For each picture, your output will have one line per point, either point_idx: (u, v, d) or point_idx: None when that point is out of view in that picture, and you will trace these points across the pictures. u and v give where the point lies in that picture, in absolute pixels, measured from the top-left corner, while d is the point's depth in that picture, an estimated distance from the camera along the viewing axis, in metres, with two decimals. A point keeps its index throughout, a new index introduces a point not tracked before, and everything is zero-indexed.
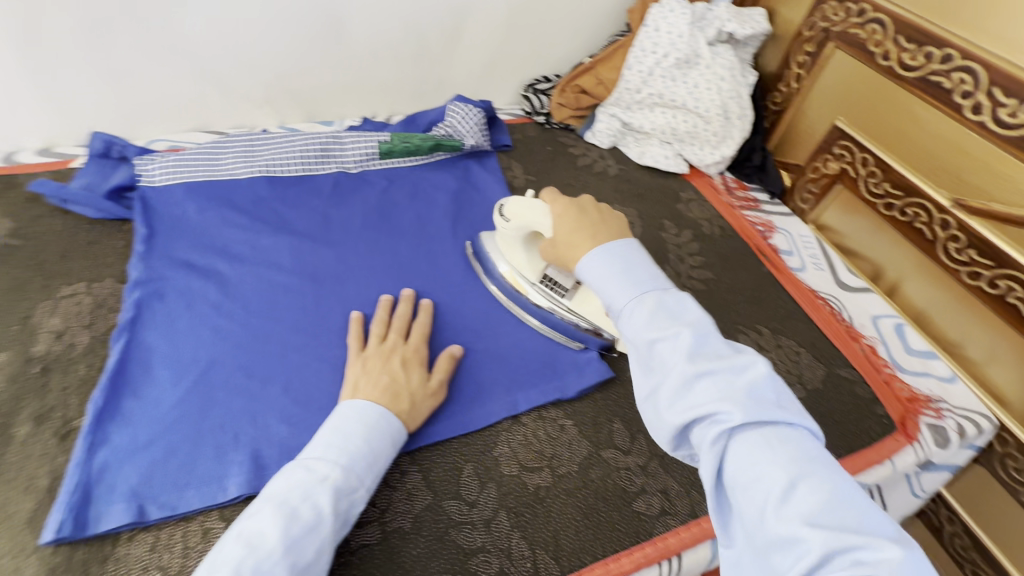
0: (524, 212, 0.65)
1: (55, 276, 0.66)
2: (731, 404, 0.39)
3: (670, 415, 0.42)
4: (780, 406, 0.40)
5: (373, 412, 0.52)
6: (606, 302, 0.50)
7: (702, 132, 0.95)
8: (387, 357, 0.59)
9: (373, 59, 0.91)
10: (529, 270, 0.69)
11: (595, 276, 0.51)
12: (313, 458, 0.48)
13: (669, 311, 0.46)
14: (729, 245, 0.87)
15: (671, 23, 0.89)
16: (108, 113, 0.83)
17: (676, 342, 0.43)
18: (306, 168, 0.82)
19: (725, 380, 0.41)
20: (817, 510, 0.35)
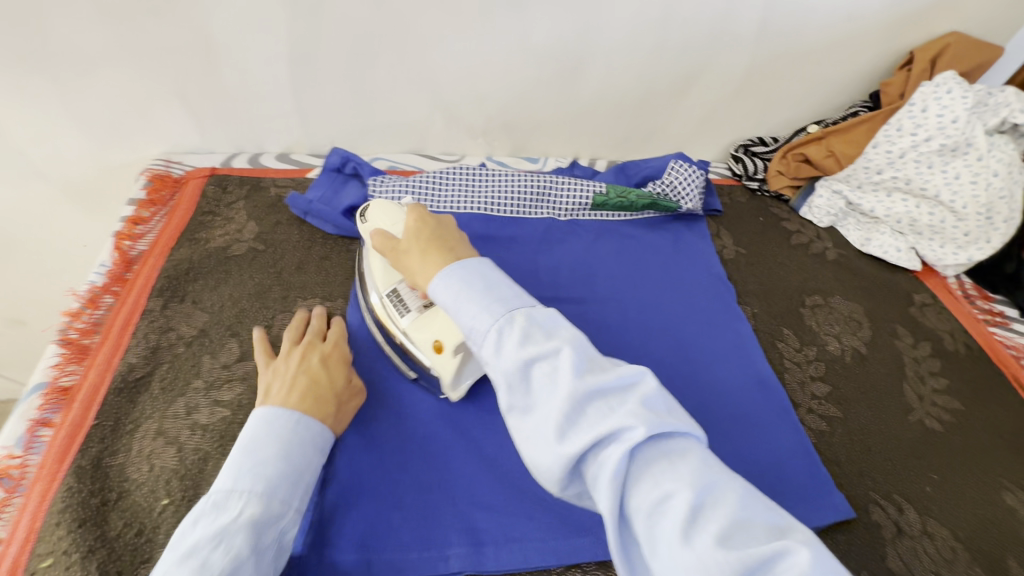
0: (386, 214, 0.61)
1: (294, 289, 0.68)
2: (634, 423, 0.36)
3: (564, 447, 0.36)
4: (668, 413, 0.38)
5: (287, 423, 0.49)
6: (466, 330, 0.44)
7: (951, 228, 0.83)
8: (305, 356, 0.57)
9: (594, 103, 0.88)
10: (378, 282, 0.60)
11: (449, 300, 0.45)
12: (223, 491, 0.44)
13: (542, 327, 0.41)
14: (979, 371, 0.74)
15: (945, 103, 0.78)
16: (342, 128, 0.87)
17: (556, 360, 0.39)
18: (522, 210, 0.81)
19: (613, 403, 0.38)
20: (725, 531, 0.32)
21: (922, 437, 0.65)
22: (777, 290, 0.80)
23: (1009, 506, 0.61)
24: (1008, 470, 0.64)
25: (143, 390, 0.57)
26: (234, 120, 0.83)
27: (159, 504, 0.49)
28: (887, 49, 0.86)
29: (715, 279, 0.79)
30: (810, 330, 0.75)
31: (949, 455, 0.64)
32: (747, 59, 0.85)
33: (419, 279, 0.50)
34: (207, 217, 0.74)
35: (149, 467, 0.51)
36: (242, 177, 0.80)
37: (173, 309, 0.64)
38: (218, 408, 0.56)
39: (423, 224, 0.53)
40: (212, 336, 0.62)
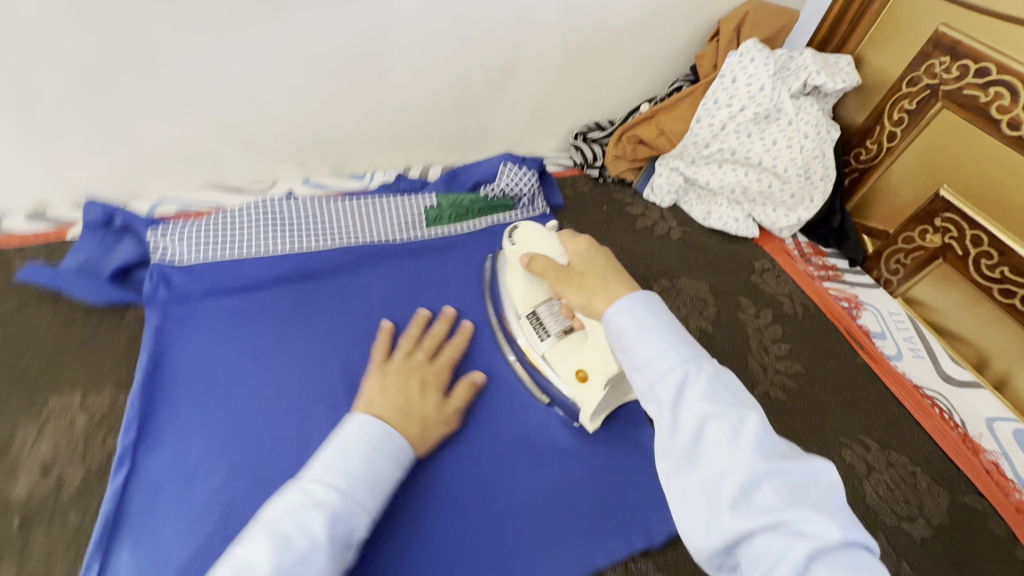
0: (534, 237, 0.63)
1: (42, 385, 0.55)
2: (816, 516, 0.34)
3: (731, 521, 0.35)
4: (848, 515, 0.35)
5: (379, 433, 0.48)
6: (634, 363, 0.43)
7: (778, 192, 0.85)
8: (408, 375, 0.57)
9: (412, 108, 0.80)
10: (520, 302, 0.64)
11: (625, 329, 0.45)
12: (310, 481, 0.44)
13: (726, 386, 0.41)
14: (816, 328, 0.76)
15: (751, 73, 0.79)
16: (108, 171, 0.72)
17: (741, 427, 0.38)
18: (343, 239, 0.71)
19: (799, 490, 0.36)
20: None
21: (768, 411, 0.66)
22: None
23: (848, 464, 0.63)
24: (843, 425, 0.66)
25: None
26: None
27: None
28: (695, 23, 0.86)
29: None
30: None
31: (793, 424, 0.65)
32: (562, 45, 0.81)
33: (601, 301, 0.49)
34: None
35: None
36: None
37: None
38: None
39: (594, 251, 0.55)
40: None
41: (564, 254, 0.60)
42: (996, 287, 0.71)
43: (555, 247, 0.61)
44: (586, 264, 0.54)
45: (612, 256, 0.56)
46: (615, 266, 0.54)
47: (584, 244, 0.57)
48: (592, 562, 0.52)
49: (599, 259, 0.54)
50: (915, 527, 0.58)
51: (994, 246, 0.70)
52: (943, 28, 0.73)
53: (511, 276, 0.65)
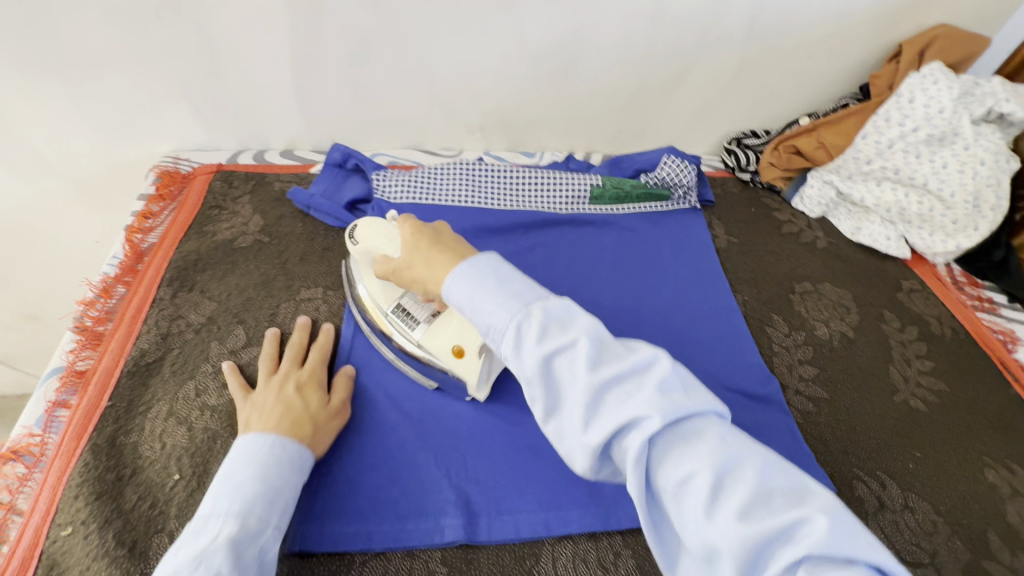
0: (372, 238, 0.58)
1: (298, 278, 0.71)
2: (649, 412, 0.36)
3: (588, 439, 0.37)
4: (686, 396, 0.38)
5: (263, 445, 0.48)
6: (483, 328, 0.43)
7: (940, 217, 0.84)
8: (281, 386, 0.56)
9: (589, 98, 0.90)
10: (382, 298, 0.61)
11: (464, 299, 0.44)
12: (204, 518, 0.43)
13: (557, 319, 0.41)
14: (965, 353, 0.76)
15: (932, 95, 0.80)
16: (344, 125, 0.89)
17: (574, 353, 0.39)
18: (521, 203, 0.83)
19: (633, 388, 0.38)
20: (747, 501, 0.33)
21: (907, 418, 0.67)
22: (767, 277, 0.82)
23: (990, 483, 0.63)
24: (987, 446, 0.66)
25: (155, 374, 0.60)
26: (241, 119, 0.86)
27: (172, 480, 0.52)
28: (876, 43, 0.88)
29: (710, 268, 0.81)
30: (799, 315, 0.78)
31: (933, 435, 0.66)
32: (738, 54, 0.87)
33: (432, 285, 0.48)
34: (214, 211, 0.77)
35: (161, 446, 0.54)
36: (248, 172, 0.83)
37: (182, 299, 0.67)
38: (226, 391, 0.59)
39: (419, 229, 0.51)
40: (219, 324, 0.65)
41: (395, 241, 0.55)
42: None
43: (389, 238, 0.57)
44: (413, 245, 0.50)
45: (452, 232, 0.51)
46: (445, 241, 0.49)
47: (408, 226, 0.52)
48: None
49: (425, 235, 0.50)
50: None
51: None
52: None
53: (373, 286, 0.61)
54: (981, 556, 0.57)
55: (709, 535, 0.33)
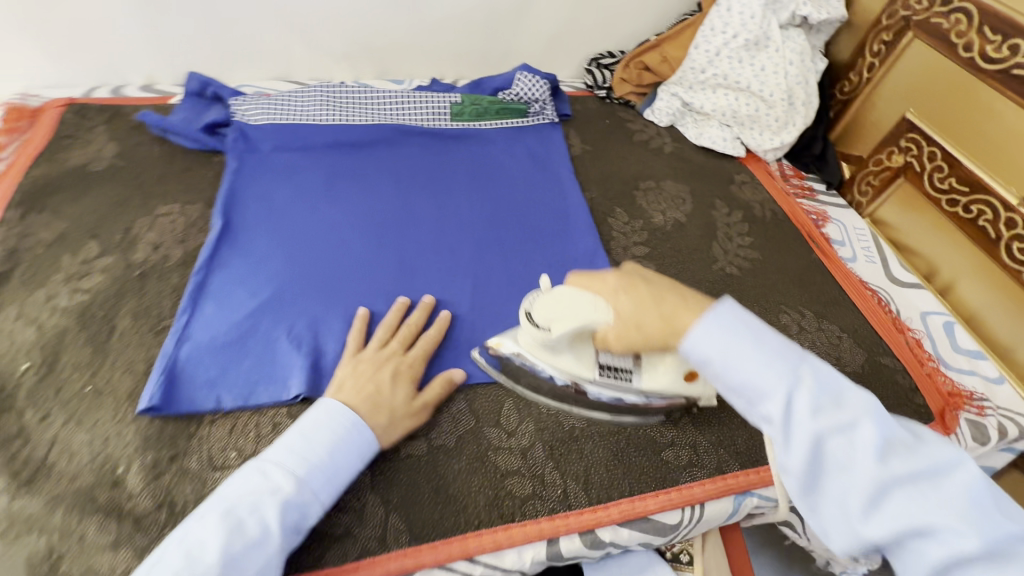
0: (563, 310, 0.53)
1: (154, 196, 0.73)
2: (861, 422, 0.41)
3: (866, 530, 0.39)
4: (914, 449, 0.41)
5: (343, 425, 0.51)
6: (729, 383, 0.45)
7: (764, 116, 0.95)
8: (381, 365, 0.58)
9: (447, 22, 0.95)
10: (574, 360, 0.56)
11: (712, 353, 0.45)
12: (272, 462, 0.49)
13: (827, 392, 0.42)
14: (779, 230, 0.87)
15: (744, 3, 0.90)
16: (202, 56, 0.90)
17: (852, 437, 0.40)
18: (381, 120, 0.87)
19: (926, 487, 0.39)
20: (947, 543, 0.37)
21: (721, 280, 0.77)
22: (614, 179, 0.90)
23: (783, 324, 0.74)
24: (786, 297, 0.77)
25: (3, 283, 0.62)
26: (91, 53, 0.86)
27: (21, 367, 0.55)
28: None
29: (561, 174, 0.88)
30: (640, 207, 0.86)
31: (740, 292, 0.77)
32: None
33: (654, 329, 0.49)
34: (66, 140, 0.78)
35: (10, 342, 0.57)
36: (102, 105, 0.83)
37: (31, 220, 0.68)
38: (77, 294, 0.62)
39: (637, 287, 0.51)
40: (72, 239, 0.67)
41: (597, 302, 0.52)
42: (943, 197, 0.80)
43: (589, 304, 0.52)
44: (631, 309, 0.51)
45: (649, 279, 0.52)
46: (666, 296, 0.50)
47: (613, 284, 0.53)
48: None
49: (645, 295, 0.51)
50: None
51: (944, 158, 0.79)
52: None
53: (545, 353, 0.56)
54: None
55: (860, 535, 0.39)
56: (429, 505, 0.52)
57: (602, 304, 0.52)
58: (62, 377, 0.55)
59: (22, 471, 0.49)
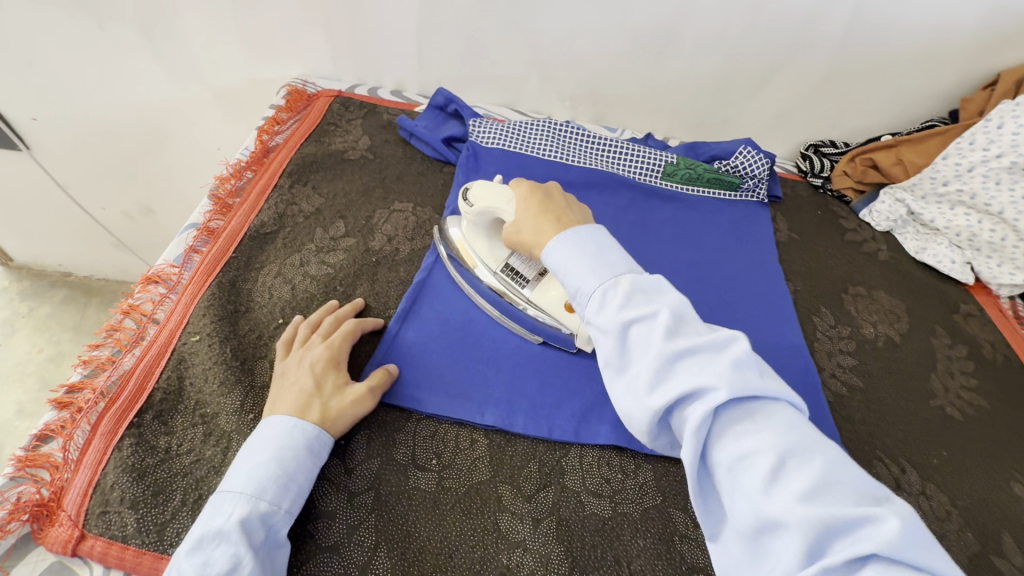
0: (488, 196, 0.64)
1: (393, 192, 0.81)
2: (717, 383, 0.38)
3: (652, 401, 0.40)
4: (764, 382, 0.40)
5: (283, 427, 0.49)
6: (572, 289, 0.49)
7: (1011, 247, 0.84)
8: (304, 361, 0.55)
9: (678, 85, 0.96)
10: (491, 257, 0.66)
11: (559, 262, 0.51)
12: (222, 492, 0.45)
13: (643, 291, 0.45)
14: (1011, 379, 0.76)
15: (1022, 123, 0.80)
16: (450, 74, 0.99)
17: (652, 323, 0.42)
18: (598, 165, 0.89)
19: (758, 417, 0.38)
20: (807, 490, 0.34)
21: (939, 419, 0.69)
22: (822, 275, 0.85)
23: (1014, 494, 0.63)
24: (1022, 465, 0.66)
25: (270, 241, 0.70)
26: (364, 56, 0.98)
27: (275, 321, 0.62)
28: (972, 69, 0.89)
29: (767, 256, 0.84)
30: (848, 313, 0.80)
31: (962, 439, 0.67)
32: (830, 59, 0.90)
33: (533, 240, 0.56)
34: (330, 126, 0.88)
35: (269, 295, 0.64)
36: (362, 101, 0.94)
37: (296, 190, 0.77)
38: (324, 266, 0.69)
39: (534, 190, 0.60)
40: (325, 215, 0.75)
41: (510, 199, 0.62)
42: None
43: (505, 198, 0.63)
44: (524, 211, 0.59)
45: (555, 190, 0.61)
46: (551, 207, 0.57)
47: (522, 190, 0.61)
48: None
49: (535, 202, 0.59)
50: None
51: None
52: None
53: (471, 235, 0.68)
54: (988, 550, 0.58)
55: (763, 513, 0.35)
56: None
57: (512, 202, 0.62)
58: None
59: None
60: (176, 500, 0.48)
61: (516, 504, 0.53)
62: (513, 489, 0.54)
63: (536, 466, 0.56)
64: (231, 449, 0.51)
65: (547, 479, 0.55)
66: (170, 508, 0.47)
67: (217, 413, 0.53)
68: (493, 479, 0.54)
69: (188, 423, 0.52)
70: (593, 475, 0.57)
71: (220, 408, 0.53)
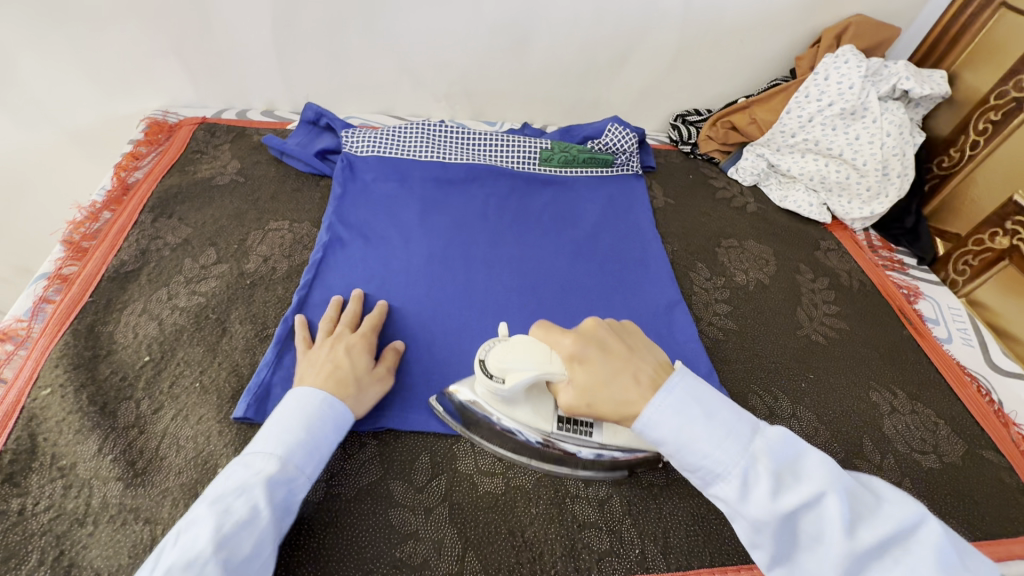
0: (517, 358, 0.51)
1: (268, 211, 0.79)
2: (908, 573, 0.35)
3: None
4: (910, 524, 0.38)
5: (316, 398, 0.51)
6: (691, 468, 0.43)
7: (855, 184, 0.93)
8: (333, 346, 0.59)
9: (544, 73, 1.00)
10: (540, 420, 0.55)
11: (667, 436, 0.43)
12: (253, 453, 0.47)
13: (777, 461, 0.41)
14: (867, 301, 0.84)
15: (843, 73, 0.89)
16: (320, 89, 0.98)
17: (811, 504, 0.38)
18: (476, 159, 0.91)
19: (900, 554, 0.36)
20: None
21: (806, 347, 0.75)
22: (696, 233, 0.90)
23: (873, 402, 0.70)
24: (878, 375, 0.74)
25: (132, 279, 0.67)
26: (227, 80, 0.95)
27: (141, 360, 0.60)
28: (800, 30, 0.98)
29: (643, 223, 0.88)
30: (722, 265, 0.85)
31: (828, 361, 0.74)
32: (678, 35, 0.96)
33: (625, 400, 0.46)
34: (195, 155, 0.86)
35: (134, 335, 0.62)
36: (229, 126, 0.92)
37: (161, 223, 0.74)
38: (195, 296, 0.67)
39: (590, 352, 0.49)
40: (193, 244, 0.73)
41: (553, 357, 0.50)
42: None
43: (545, 357, 0.51)
44: (590, 380, 0.48)
45: (605, 334, 0.51)
46: (622, 368, 0.48)
47: (571, 345, 0.50)
48: None
49: (603, 366, 0.48)
50: (925, 459, 0.65)
51: None
52: None
53: (501, 405, 0.55)
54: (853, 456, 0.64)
55: None
56: (506, 546, 0.52)
57: (558, 360, 0.50)
58: (176, 371, 0.59)
59: (136, 462, 0.52)
60: (32, 559, 0.45)
61: (408, 497, 0.54)
62: (404, 483, 0.55)
63: (427, 457, 0.57)
64: (92, 497, 0.49)
65: (438, 468, 0.56)
66: (25, 570, 0.45)
67: (75, 463, 0.51)
68: (385, 477, 0.55)
69: (45, 478, 0.50)
70: (485, 455, 0.58)
71: (76, 457, 0.51)
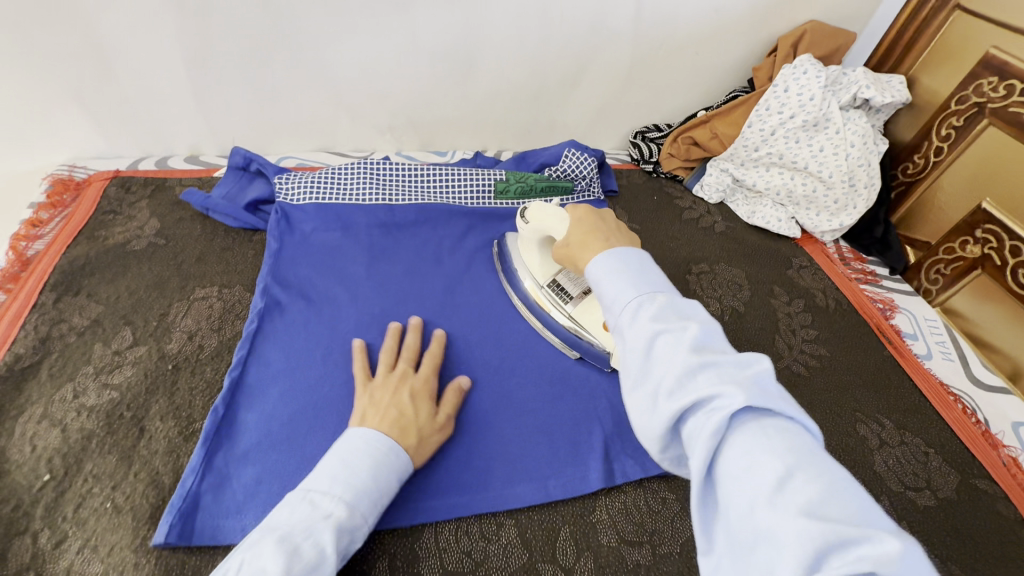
0: (543, 217, 0.65)
1: (193, 276, 0.71)
2: (735, 391, 0.34)
3: (665, 408, 0.36)
4: (784, 404, 0.36)
5: (382, 446, 0.48)
6: (606, 303, 0.45)
7: (822, 197, 0.90)
8: (397, 389, 0.56)
9: (493, 98, 0.94)
10: (541, 271, 0.69)
11: (603, 277, 0.46)
12: (316, 490, 0.44)
13: (674, 309, 0.41)
14: (844, 321, 0.81)
15: (803, 84, 0.86)
16: (249, 130, 0.90)
17: (680, 336, 0.38)
18: (426, 197, 0.84)
19: (769, 430, 0.34)
20: (812, 504, 0.30)
21: (788, 380, 0.71)
22: (665, 260, 0.86)
23: (861, 436, 0.67)
24: (863, 405, 0.70)
25: (31, 377, 0.58)
26: (141, 127, 0.86)
27: (40, 481, 0.51)
28: (755, 39, 0.94)
29: None
30: (694, 294, 0.81)
31: (811, 393, 0.70)
32: (630, 51, 0.92)
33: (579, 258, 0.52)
34: (108, 216, 0.76)
35: (31, 448, 0.53)
36: (147, 178, 0.82)
37: (65, 303, 0.65)
38: (106, 391, 0.58)
39: (589, 216, 0.56)
40: (105, 326, 0.64)
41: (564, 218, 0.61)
42: None
43: (559, 220, 0.62)
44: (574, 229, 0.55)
45: (606, 216, 0.55)
46: (598, 230, 0.53)
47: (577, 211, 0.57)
48: (606, 484, 0.57)
49: (588, 224, 0.55)
50: (920, 496, 0.62)
51: None
52: (993, 51, 0.77)
53: (524, 246, 0.71)
54: None
55: (761, 523, 0.31)
56: None
57: (564, 221, 0.61)
58: (83, 490, 0.51)
59: None
60: None
61: None
62: None
63: (386, 563, 0.50)
64: None
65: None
66: None
67: None
68: None
69: None
70: (451, 553, 0.52)
71: None
